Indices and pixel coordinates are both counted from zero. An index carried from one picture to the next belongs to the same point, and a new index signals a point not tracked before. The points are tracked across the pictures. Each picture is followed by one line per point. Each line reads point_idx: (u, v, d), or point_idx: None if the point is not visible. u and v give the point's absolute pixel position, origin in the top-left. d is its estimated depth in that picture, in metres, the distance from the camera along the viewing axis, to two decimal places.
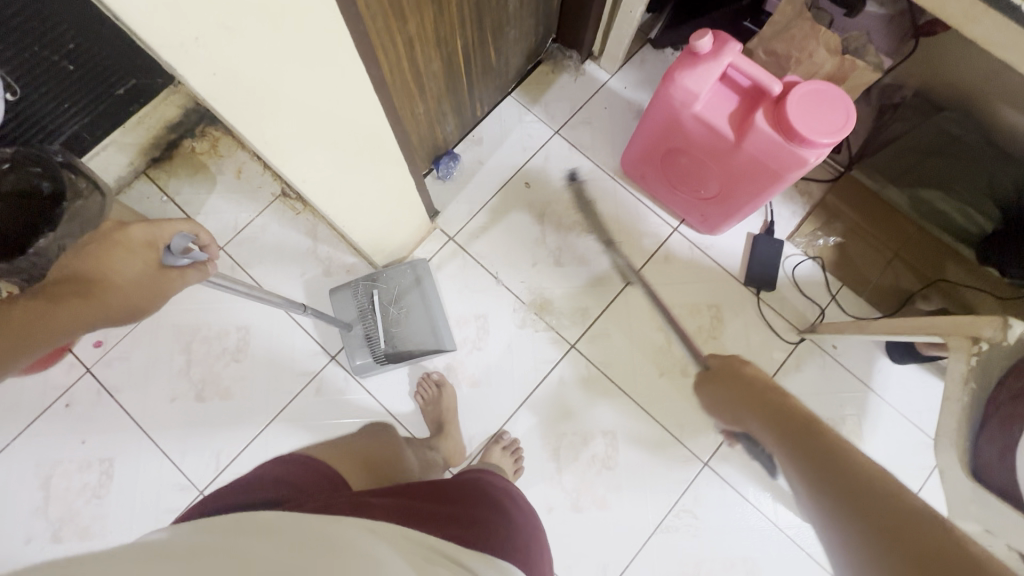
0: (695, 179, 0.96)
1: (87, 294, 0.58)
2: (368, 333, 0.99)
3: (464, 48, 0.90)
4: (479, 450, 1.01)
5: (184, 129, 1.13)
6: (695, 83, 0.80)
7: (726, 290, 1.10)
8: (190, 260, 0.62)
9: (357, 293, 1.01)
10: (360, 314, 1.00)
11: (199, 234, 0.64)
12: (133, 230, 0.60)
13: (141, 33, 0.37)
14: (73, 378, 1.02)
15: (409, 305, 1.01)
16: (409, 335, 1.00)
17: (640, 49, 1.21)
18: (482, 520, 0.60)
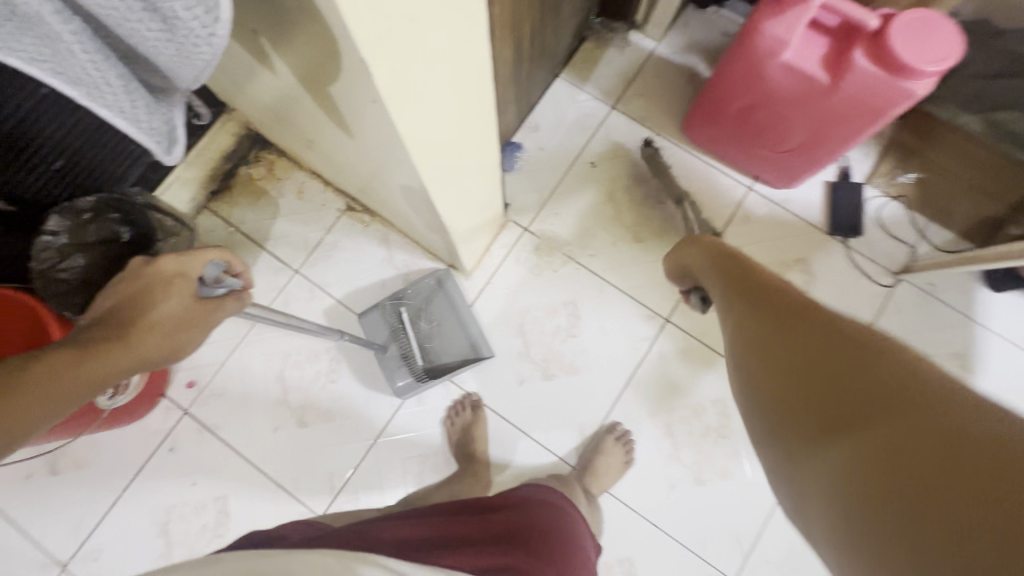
0: (778, 131, 0.94)
1: (123, 338, 0.51)
2: (404, 352, 0.98)
3: (529, 31, 0.88)
4: (590, 441, 1.00)
5: (238, 157, 1.11)
6: (783, 30, 0.78)
7: (781, 249, 1.08)
8: (225, 289, 0.58)
9: (385, 313, 1.00)
10: (393, 333, 0.99)
11: (233, 262, 0.60)
12: (165, 262, 0.55)
13: (356, 29, 0.35)
14: (172, 422, 1.01)
15: (440, 318, 1.01)
16: (443, 348, 1.00)
17: (683, 12, 1.18)
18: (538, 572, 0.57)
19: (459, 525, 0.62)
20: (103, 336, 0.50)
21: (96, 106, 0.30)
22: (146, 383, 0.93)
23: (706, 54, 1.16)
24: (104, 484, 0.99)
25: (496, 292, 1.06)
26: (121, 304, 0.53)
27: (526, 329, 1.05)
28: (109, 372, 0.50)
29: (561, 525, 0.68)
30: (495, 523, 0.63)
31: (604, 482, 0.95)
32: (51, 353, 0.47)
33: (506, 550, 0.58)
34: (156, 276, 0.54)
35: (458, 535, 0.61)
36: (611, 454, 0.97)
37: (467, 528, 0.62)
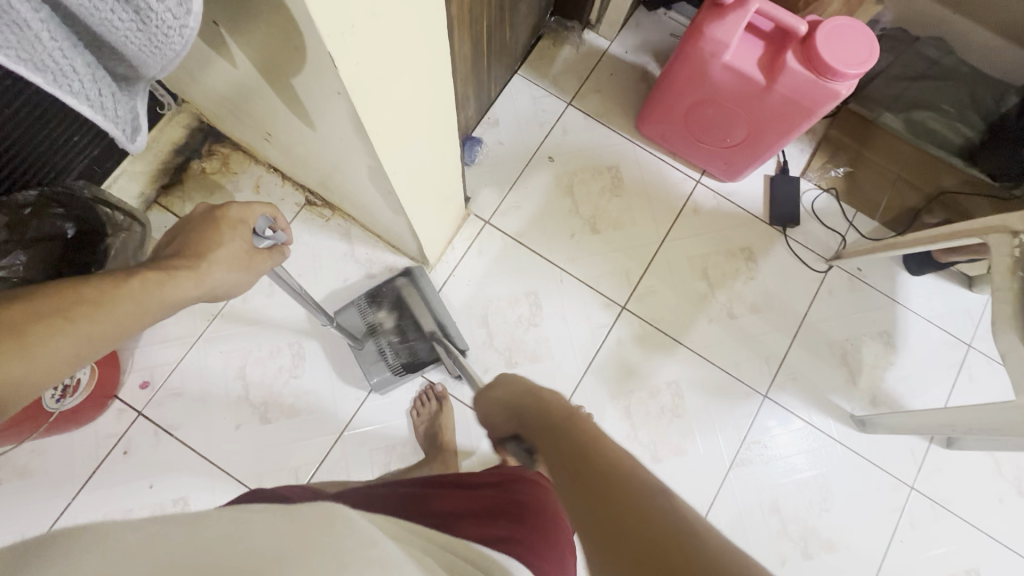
0: (722, 127, 1.01)
1: (193, 268, 0.52)
2: (382, 348, 1.00)
3: (487, 29, 0.91)
4: None
5: (190, 150, 1.08)
6: (724, 33, 0.83)
7: (732, 240, 1.15)
8: (268, 242, 0.60)
9: (360, 310, 1.00)
10: (368, 331, 1.00)
11: (277, 218, 0.61)
12: (233, 208, 0.56)
13: (322, 23, 0.37)
14: (126, 425, 0.98)
15: (413, 316, 1.00)
16: (419, 344, 1.00)
17: (634, 13, 1.24)
18: (537, 545, 0.60)
19: (434, 505, 0.64)
20: (175, 267, 0.51)
21: (61, 93, 0.30)
22: (95, 385, 0.91)
23: (656, 54, 1.22)
24: (52, 491, 0.95)
25: (460, 283, 1.08)
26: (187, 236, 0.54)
27: (490, 320, 1.08)
28: (177, 302, 0.51)
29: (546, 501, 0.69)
30: (481, 498, 0.66)
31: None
32: (136, 278, 0.48)
33: (504, 524, 0.60)
34: (222, 217, 0.55)
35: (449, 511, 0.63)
36: None
37: (463, 503, 0.64)
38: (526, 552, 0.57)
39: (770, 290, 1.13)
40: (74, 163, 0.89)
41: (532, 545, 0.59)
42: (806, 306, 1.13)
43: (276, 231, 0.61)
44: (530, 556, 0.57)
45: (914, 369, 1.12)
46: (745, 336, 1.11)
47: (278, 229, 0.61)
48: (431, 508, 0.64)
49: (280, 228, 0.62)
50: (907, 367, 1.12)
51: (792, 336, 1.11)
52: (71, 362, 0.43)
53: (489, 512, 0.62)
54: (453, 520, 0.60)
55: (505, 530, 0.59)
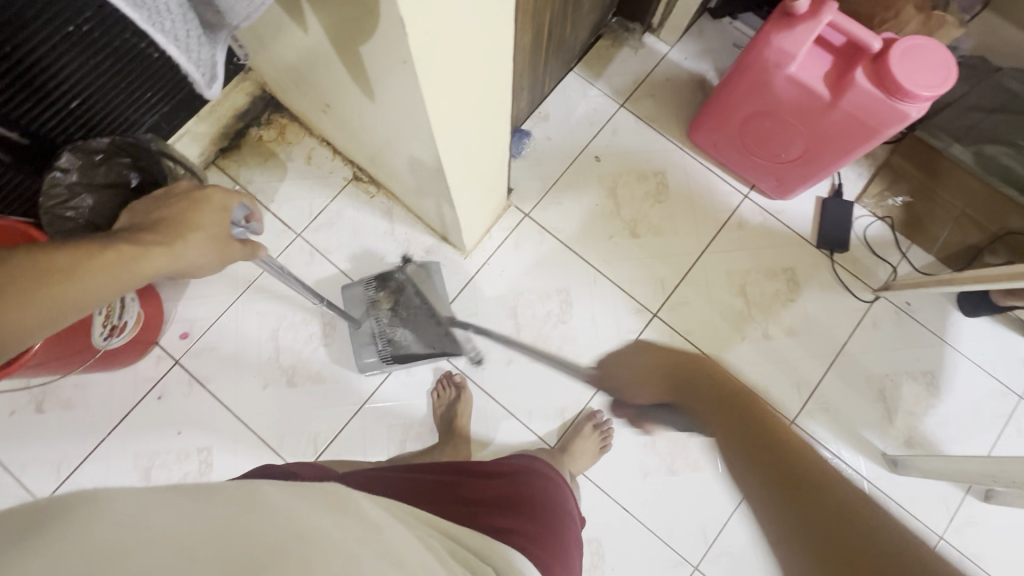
0: (778, 141, 0.98)
1: (168, 243, 0.54)
2: (377, 332, 1.01)
3: (550, 21, 0.91)
4: (569, 421, 1.04)
5: (251, 117, 1.12)
6: (792, 44, 0.82)
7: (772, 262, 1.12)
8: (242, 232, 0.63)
9: (367, 288, 1.02)
10: (368, 312, 1.02)
11: (252, 207, 0.65)
12: (216, 192, 0.59)
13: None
14: (163, 371, 1.03)
15: (416, 307, 1.02)
16: (414, 336, 1.01)
17: (698, 20, 1.22)
18: (543, 540, 0.60)
19: (442, 488, 0.63)
20: (148, 242, 0.52)
21: (154, 31, 0.32)
22: (138, 330, 0.96)
23: (716, 63, 1.20)
24: (90, 425, 1.00)
25: (492, 272, 1.09)
26: (169, 213, 0.56)
27: (519, 312, 1.08)
28: (150, 274, 0.52)
29: (552, 500, 0.69)
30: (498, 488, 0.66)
31: (578, 466, 0.98)
32: (111, 248, 0.49)
33: (514, 517, 0.60)
34: (207, 198, 0.58)
35: (471, 494, 0.63)
36: (587, 440, 1.00)
37: (476, 487, 0.64)
38: (531, 545, 0.57)
39: (811, 316, 1.09)
40: (146, 118, 0.94)
41: (538, 541, 0.59)
42: (846, 337, 1.09)
43: (250, 222, 0.65)
44: (527, 543, 0.57)
45: (958, 416, 1.06)
46: (779, 360, 1.07)
47: (252, 221, 0.65)
48: (438, 488, 0.63)
49: (255, 219, 0.65)
50: (949, 412, 1.06)
51: (829, 365, 1.07)
52: (57, 318, 0.45)
53: (489, 502, 0.62)
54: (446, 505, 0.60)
55: (518, 525, 0.59)
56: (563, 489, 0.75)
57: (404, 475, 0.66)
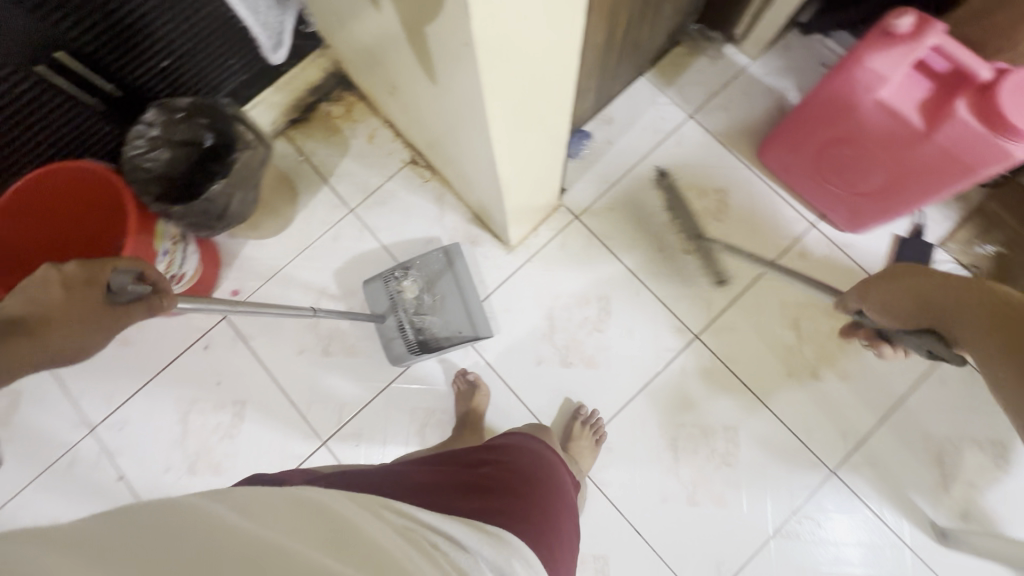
0: (857, 171, 0.91)
1: (29, 331, 0.58)
2: (403, 322, 1.01)
3: (626, 21, 0.88)
4: (572, 407, 1.02)
5: (322, 93, 1.16)
6: (888, 66, 0.75)
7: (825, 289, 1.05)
8: (134, 296, 0.62)
9: (389, 282, 1.02)
10: (393, 305, 1.02)
11: (144, 269, 0.64)
12: (73, 267, 0.60)
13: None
14: (211, 323, 1.09)
15: (441, 293, 1.03)
16: (440, 321, 1.02)
17: (785, 35, 1.15)
18: (530, 517, 0.58)
19: (436, 475, 0.63)
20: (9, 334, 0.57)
21: None
22: (194, 282, 1.02)
23: (799, 82, 1.13)
24: (141, 363, 1.07)
25: (534, 271, 1.08)
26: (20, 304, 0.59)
27: (556, 314, 1.06)
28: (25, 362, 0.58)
29: (545, 479, 0.68)
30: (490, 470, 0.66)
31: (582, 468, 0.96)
32: None
33: (500, 497, 0.60)
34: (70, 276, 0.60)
35: (461, 478, 0.63)
36: (582, 440, 0.97)
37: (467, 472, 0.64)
38: (514, 521, 0.56)
39: (869, 362, 1.01)
40: (225, 82, 1.00)
41: (524, 520, 0.58)
42: (906, 390, 1.00)
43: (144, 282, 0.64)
44: (521, 519, 0.57)
45: None
46: (826, 403, 1.00)
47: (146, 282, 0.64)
48: (434, 478, 0.63)
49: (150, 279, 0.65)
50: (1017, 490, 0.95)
51: (882, 417, 0.99)
52: None
53: (483, 486, 0.61)
54: (437, 491, 0.60)
55: (499, 504, 0.58)
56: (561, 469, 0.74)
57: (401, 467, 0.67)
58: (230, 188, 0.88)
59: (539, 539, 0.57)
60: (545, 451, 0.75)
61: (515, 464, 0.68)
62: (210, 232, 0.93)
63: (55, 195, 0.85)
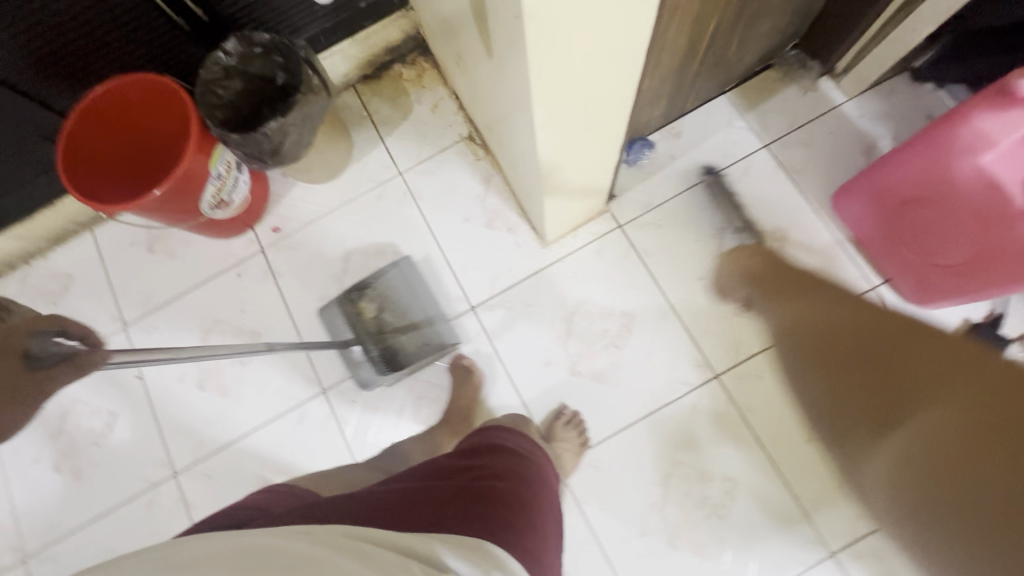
0: (937, 241, 0.82)
1: None
2: (365, 342, 1.02)
3: (713, 32, 0.83)
4: (556, 410, 1.00)
5: (397, 54, 1.18)
6: (995, 128, 0.67)
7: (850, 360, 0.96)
8: (60, 358, 0.52)
9: (346, 304, 1.04)
10: (354, 325, 1.03)
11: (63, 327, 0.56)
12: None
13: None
14: (249, 254, 1.13)
15: (401, 308, 1.04)
16: (404, 338, 1.02)
17: (893, 78, 1.05)
18: (527, 534, 0.57)
19: (427, 489, 0.61)
20: None
21: None
22: (241, 210, 1.06)
23: (896, 131, 1.03)
24: (180, 277, 1.13)
25: (563, 271, 1.05)
26: None
27: (575, 319, 1.03)
28: None
29: (542, 494, 0.66)
30: (487, 477, 0.63)
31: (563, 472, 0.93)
32: None
33: (499, 509, 0.58)
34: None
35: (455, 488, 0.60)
36: (565, 441, 0.95)
37: (462, 482, 0.62)
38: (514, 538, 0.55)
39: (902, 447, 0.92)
40: (308, 27, 1.03)
41: (524, 541, 0.56)
42: None
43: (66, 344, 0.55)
44: (517, 535, 0.56)
45: None
46: (843, 480, 0.92)
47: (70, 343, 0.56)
48: (422, 493, 0.60)
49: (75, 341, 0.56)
50: None
51: None
52: None
53: (479, 494, 0.59)
54: (418, 505, 0.57)
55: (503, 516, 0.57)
56: (551, 477, 0.72)
57: (386, 486, 0.64)
58: (285, 125, 0.90)
59: (531, 552, 0.56)
60: (540, 458, 0.74)
61: (501, 468, 0.65)
62: (263, 165, 0.95)
63: (121, 100, 0.88)
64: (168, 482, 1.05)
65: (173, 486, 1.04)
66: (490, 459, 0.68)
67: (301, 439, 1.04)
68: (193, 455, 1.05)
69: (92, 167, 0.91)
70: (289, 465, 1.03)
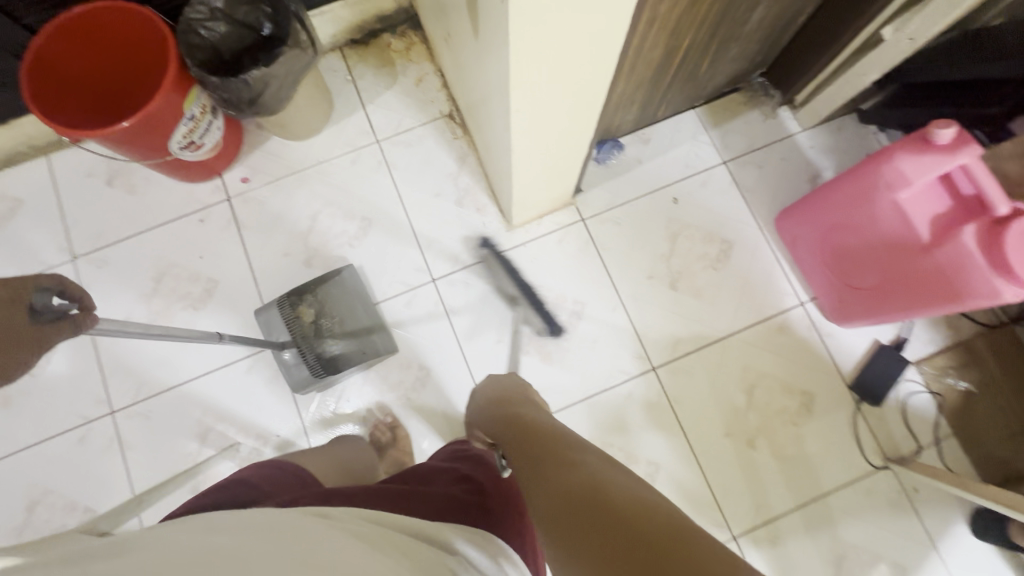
0: (856, 265, 0.91)
1: None
2: (300, 348, 0.99)
3: (686, 49, 0.90)
4: None
5: (388, 24, 1.19)
6: (913, 169, 0.76)
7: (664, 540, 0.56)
8: (57, 314, 0.55)
9: (285, 307, 1.01)
10: (292, 328, 1.00)
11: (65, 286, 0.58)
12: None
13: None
14: (214, 200, 1.12)
15: (342, 315, 1.02)
16: (342, 345, 1.01)
17: (843, 116, 1.15)
18: (518, 532, 0.65)
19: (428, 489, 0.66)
20: None
21: None
22: (211, 155, 1.06)
23: (839, 166, 1.13)
24: (138, 215, 1.12)
25: (524, 255, 1.10)
26: None
27: (530, 302, 1.08)
28: None
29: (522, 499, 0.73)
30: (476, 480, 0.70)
31: None
32: None
33: (496, 510, 0.65)
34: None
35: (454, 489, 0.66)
36: None
37: (458, 485, 0.67)
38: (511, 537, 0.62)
39: (807, 448, 1.02)
40: None
41: (517, 539, 0.63)
42: (831, 487, 1.01)
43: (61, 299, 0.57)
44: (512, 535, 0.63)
45: None
46: (752, 473, 1.01)
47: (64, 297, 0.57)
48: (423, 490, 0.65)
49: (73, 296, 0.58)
50: None
51: (800, 504, 1.00)
52: None
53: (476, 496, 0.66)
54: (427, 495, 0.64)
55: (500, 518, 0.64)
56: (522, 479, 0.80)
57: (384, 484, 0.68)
58: (268, 75, 0.90)
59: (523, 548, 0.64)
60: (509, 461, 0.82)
61: (485, 474, 0.72)
62: (239, 113, 0.95)
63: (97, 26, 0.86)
64: (104, 420, 1.03)
65: (108, 424, 1.03)
66: (475, 464, 0.74)
67: (248, 389, 1.05)
68: (133, 395, 1.04)
69: (62, 90, 0.89)
70: (232, 414, 1.04)
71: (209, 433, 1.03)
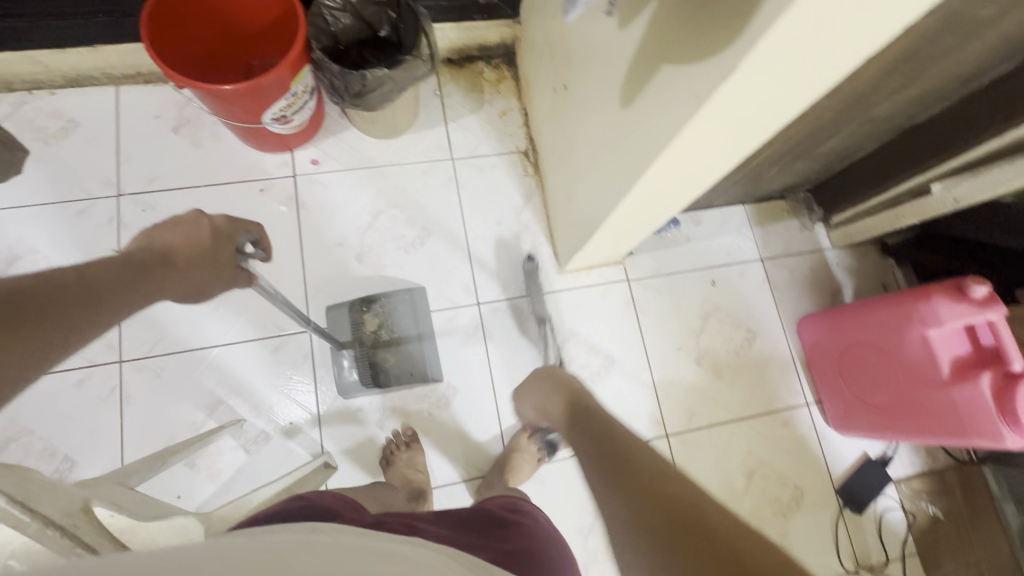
0: (871, 382, 1.00)
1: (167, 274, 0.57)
2: (358, 354, 1.02)
3: (767, 154, 0.99)
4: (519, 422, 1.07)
5: (485, 54, 1.25)
6: (948, 313, 0.86)
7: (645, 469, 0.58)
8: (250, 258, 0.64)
9: (352, 311, 1.04)
10: (353, 335, 1.02)
11: (262, 237, 0.66)
12: (219, 218, 0.61)
13: (756, 49, 0.44)
14: (279, 174, 1.12)
15: (400, 331, 1.05)
16: (399, 360, 1.03)
17: (868, 245, 1.28)
18: None
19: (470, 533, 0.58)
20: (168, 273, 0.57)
21: None
22: (295, 130, 1.06)
23: (857, 288, 1.25)
24: (199, 169, 1.10)
25: (568, 300, 1.14)
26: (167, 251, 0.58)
27: (565, 345, 1.12)
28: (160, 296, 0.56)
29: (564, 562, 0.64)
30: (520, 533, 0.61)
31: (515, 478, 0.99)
32: (130, 279, 0.54)
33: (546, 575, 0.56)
34: (212, 228, 0.60)
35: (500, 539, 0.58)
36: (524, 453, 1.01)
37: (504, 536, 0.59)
38: None
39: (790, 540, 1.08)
40: None
41: None
42: None
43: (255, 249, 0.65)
44: None
45: None
46: None
47: (259, 248, 0.65)
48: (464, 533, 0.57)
49: (261, 246, 0.66)
50: None
51: None
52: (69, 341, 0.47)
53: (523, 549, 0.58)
54: (479, 544, 0.56)
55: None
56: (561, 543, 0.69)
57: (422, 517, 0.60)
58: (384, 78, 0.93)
59: None
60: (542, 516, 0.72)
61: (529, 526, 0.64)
62: (342, 103, 0.97)
63: None
64: (110, 367, 0.98)
65: (113, 372, 0.98)
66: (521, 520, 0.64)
67: (271, 368, 1.02)
68: (148, 348, 1.00)
69: (177, 35, 0.89)
70: (248, 390, 1.01)
71: (219, 404, 0.99)
